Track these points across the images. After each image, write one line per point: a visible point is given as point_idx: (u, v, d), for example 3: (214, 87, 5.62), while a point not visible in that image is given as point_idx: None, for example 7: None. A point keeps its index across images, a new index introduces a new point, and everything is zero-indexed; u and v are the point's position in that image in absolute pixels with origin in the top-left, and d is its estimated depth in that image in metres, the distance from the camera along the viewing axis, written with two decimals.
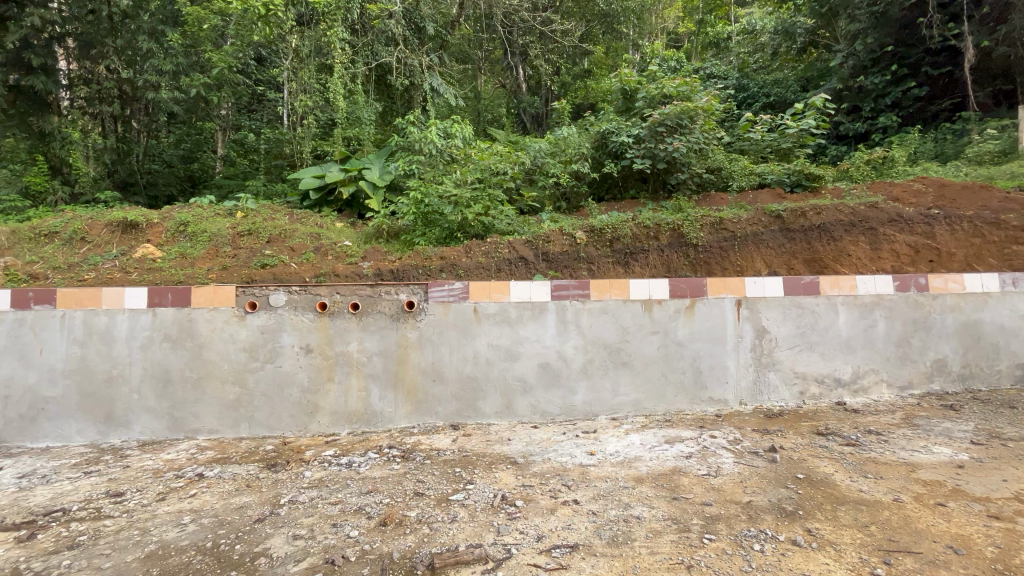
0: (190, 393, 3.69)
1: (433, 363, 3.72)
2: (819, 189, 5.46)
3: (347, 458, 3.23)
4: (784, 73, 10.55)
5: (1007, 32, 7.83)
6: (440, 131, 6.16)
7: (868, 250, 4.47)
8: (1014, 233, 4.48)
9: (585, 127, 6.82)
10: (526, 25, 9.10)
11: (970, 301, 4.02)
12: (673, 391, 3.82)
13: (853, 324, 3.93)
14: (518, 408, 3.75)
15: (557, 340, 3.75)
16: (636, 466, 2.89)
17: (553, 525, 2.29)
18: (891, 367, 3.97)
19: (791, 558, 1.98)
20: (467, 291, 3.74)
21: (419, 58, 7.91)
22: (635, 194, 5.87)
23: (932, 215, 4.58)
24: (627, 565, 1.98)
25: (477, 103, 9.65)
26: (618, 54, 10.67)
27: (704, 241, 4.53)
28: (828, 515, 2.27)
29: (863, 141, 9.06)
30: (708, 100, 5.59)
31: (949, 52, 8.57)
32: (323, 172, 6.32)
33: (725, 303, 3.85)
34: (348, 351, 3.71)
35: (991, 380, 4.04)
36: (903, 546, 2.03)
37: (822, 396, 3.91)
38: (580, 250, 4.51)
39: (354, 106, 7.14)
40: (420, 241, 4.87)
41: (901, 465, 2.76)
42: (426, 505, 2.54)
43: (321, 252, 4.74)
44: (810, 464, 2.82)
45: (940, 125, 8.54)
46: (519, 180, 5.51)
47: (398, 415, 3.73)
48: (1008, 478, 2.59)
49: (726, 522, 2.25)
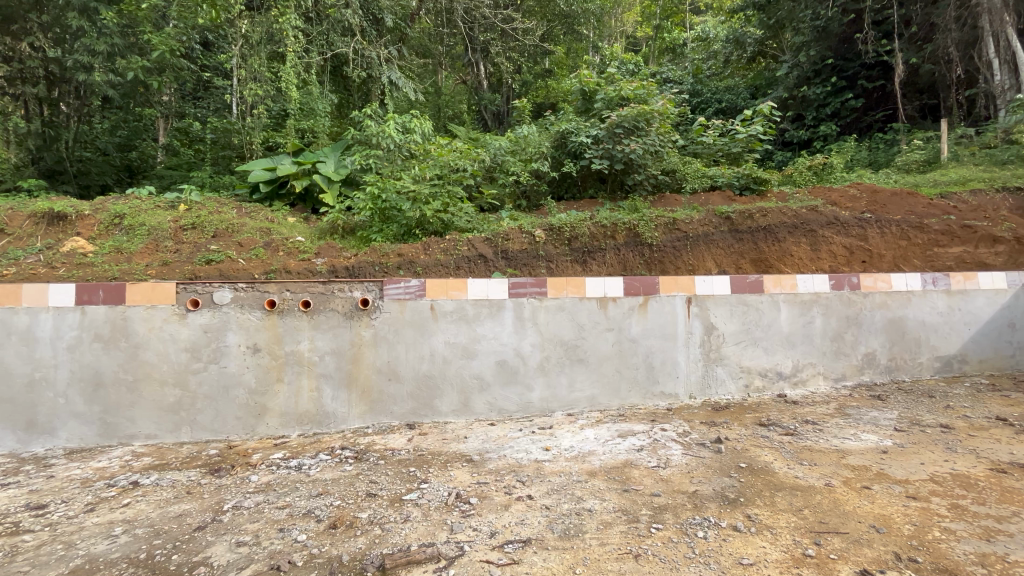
0: (124, 397, 3.46)
1: (389, 362, 3.66)
2: (765, 192, 5.75)
3: (296, 460, 3.13)
4: (735, 80, 11.02)
5: (932, 51, 8.64)
6: (398, 125, 6.03)
7: (809, 251, 4.75)
8: (934, 237, 4.90)
9: (545, 125, 6.88)
10: (488, 22, 9.02)
11: (897, 298, 4.35)
12: (626, 386, 3.92)
13: (793, 321, 4.16)
14: (476, 405, 3.75)
15: (515, 337, 3.77)
16: (590, 460, 2.95)
17: (507, 520, 2.31)
18: (827, 361, 4.24)
19: (732, 543, 2.08)
20: (423, 288, 3.69)
21: (377, 50, 7.73)
22: (594, 194, 5.96)
23: (866, 218, 4.92)
24: (578, 557, 2.01)
25: (437, 97, 9.25)
26: (578, 55, 10.79)
27: (658, 241, 4.67)
28: (766, 501, 2.41)
29: (806, 148, 9.59)
30: (664, 103, 5.77)
31: (882, 68, 9.23)
32: (274, 164, 6.13)
33: (676, 301, 3.99)
34: (299, 350, 3.59)
35: (914, 371, 4.39)
36: (832, 528, 2.17)
37: (765, 388, 4.13)
38: (539, 248, 4.55)
39: (309, 97, 6.91)
40: (376, 238, 4.74)
41: (833, 453, 2.96)
42: (379, 506, 2.50)
43: (272, 247, 4.56)
44: (752, 453, 2.97)
45: (874, 135, 9.17)
46: (479, 178, 5.49)
47: (352, 415, 3.65)
48: (924, 461, 2.81)
49: (673, 512, 2.34)
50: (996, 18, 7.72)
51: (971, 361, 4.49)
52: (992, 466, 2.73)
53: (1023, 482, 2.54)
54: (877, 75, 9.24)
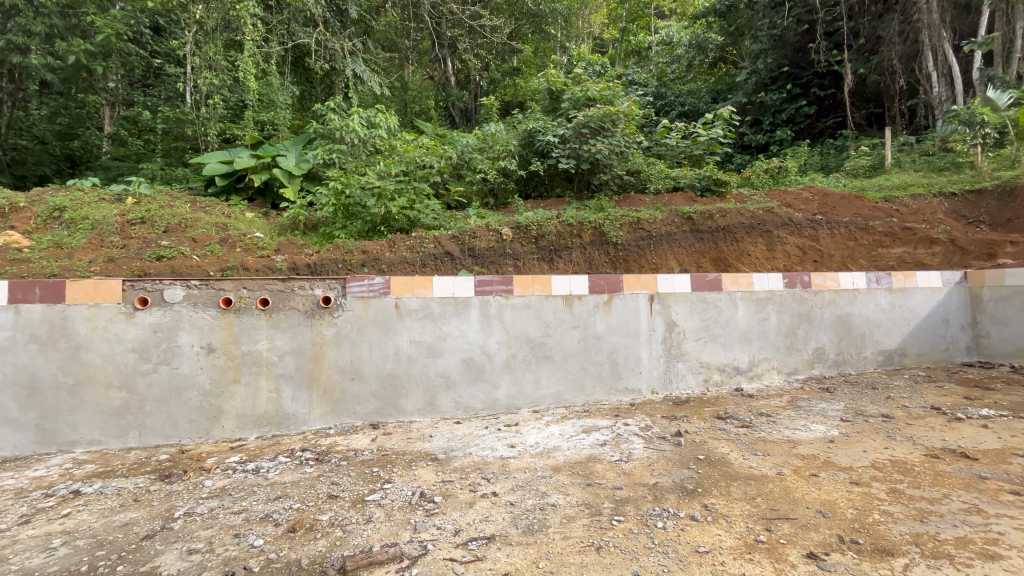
0: (64, 401, 3.26)
1: (351, 362, 3.59)
2: (725, 194, 5.95)
3: (254, 463, 3.03)
4: (697, 84, 11.34)
5: (878, 63, 9.16)
6: (363, 120, 5.90)
7: (764, 251, 4.96)
8: (877, 238, 5.23)
9: (513, 123, 6.91)
10: (455, 18, 8.84)
11: (844, 296, 4.58)
12: (591, 382, 3.98)
13: (749, 318, 4.33)
14: (442, 404, 3.72)
15: (481, 335, 3.77)
16: (554, 456, 2.99)
17: (471, 518, 2.31)
18: (780, 355, 4.43)
19: (689, 532, 2.15)
20: (388, 286, 3.63)
21: (341, 42, 7.53)
22: (561, 193, 5.99)
23: (817, 220, 5.19)
24: (541, 552, 2.03)
25: (403, 92, 9.21)
26: (546, 55, 10.82)
27: (623, 240, 4.77)
28: (722, 491, 2.50)
29: (763, 151, 10.00)
30: (629, 105, 5.89)
31: (833, 77, 9.71)
32: (231, 156, 5.91)
33: (640, 298, 4.08)
34: (257, 349, 3.47)
35: (859, 364, 4.66)
36: (783, 514, 2.28)
37: (723, 382, 4.28)
38: (506, 246, 4.56)
39: (268, 88, 6.70)
40: (340, 234, 4.66)
41: (784, 443, 3.10)
42: (341, 508, 2.46)
43: (228, 243, 4.42)
44: (710, 445, 3.08)
45: (825, 141, 9.65)
46: (446, 175, 5.47)
47: (313, 416, 3.56)
48: (867, 449, 2.99)
49: (635, 504, 2.39)
50: (935, 33, 8.38)
51: (910, 355, 4.80)
52: (927, 452, 2.93)
53: (953, 466, 2.74)
54: (829, 84, 9.72)
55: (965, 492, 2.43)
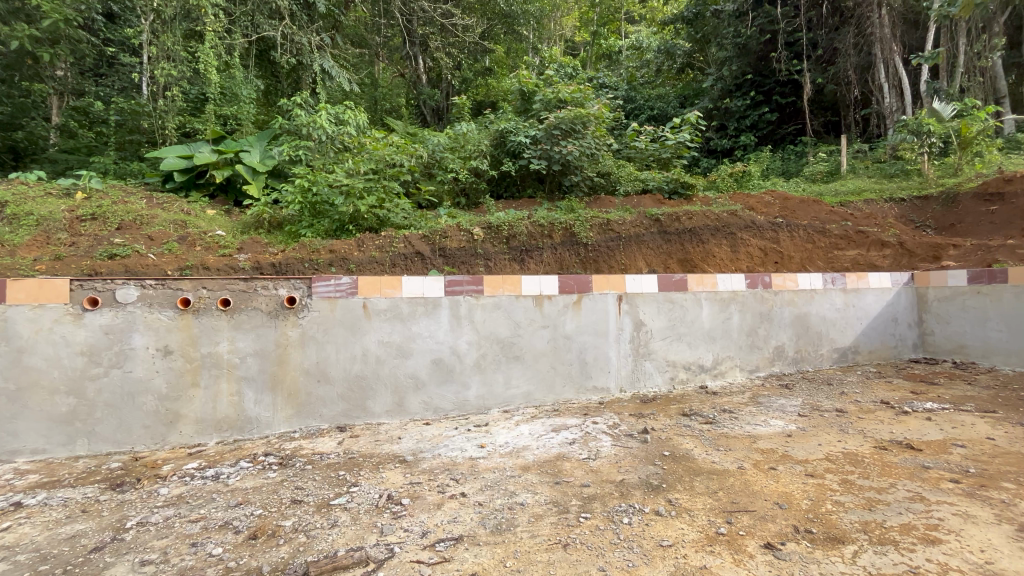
0: (4, 408, 3.06)
1: (318, 363, 3.51)
2: (692, 197, 6.12)
3: (213, 469, 2.93)
4: (665, 89, 11.61)
5: (834, 73, 9.60)
6: (331, 116, 5.77)
7: (728, 252, 5.12)
8: (834, 241, 5.49)
9: (485, 123, 6.92)
10: (426, 16, 8.81)
11: (803, 296, 4.78)
12: (561, 382, 4.02)
13: (714, 317, 4.46)
14: (411, 405, 3.68)
15: (451, 336, 3.75)
16: (523, 455, 3.01)
17: (439, 519, 2.29)
18: (742, 353, 4.58)
19: (653, 526, 2.20)
20: (356, 286, 3.57)
21: (308, 36, 7.37)
22: (532, 194, 6.03)
23: (778, 223, 5.41)
24: (509, 551, 2.04)
25: (373, 89, 9.08)
26: (518, 56, 10.80)
27: (593, 241, 4.83)
28: (686, 486, 2.57)
29: (728, 156, 10.34)
30: (599, 108, 5.99)
31: (793, 85, 10.10)
32: (191, 151, 5.71)
33: (608, 298, 4.14)
34: (217, 351, 3.35)
35: (816, 361, 4.86)
36: (742, 507, 2.36)
37: (689, 380, 4.39)
38: (477, 246, 4.55)
39: (231, 82, 6.50)
40: (306, 233, 4.59)
41: (745, 438, 3.21)
42: (305, 512, 2.40)
43: (187, 242, 4.29)
44: (675, 442, 3.17)
45: (786, 147, 10.04)
46: (417, 173, 5.42)
47: (277, 419, 3.47)
48: (822, 443, 3.13)
49: (602, 501, 2.43)
50: (886, 46, 8.89)
51: (863, 352, 5.04)
52: (876, 444, 3.09)
53: (899, 456, 2.90)
54: (789, 92, 10.12)
55: (910, 481, 2.58)
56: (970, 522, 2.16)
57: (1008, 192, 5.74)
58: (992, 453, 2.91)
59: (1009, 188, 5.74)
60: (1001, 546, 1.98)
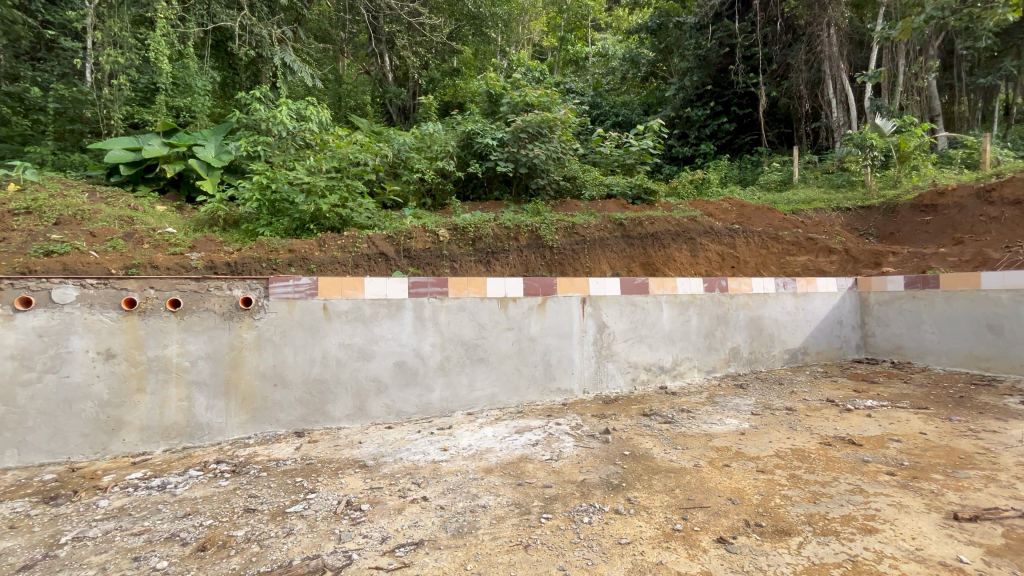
0: None
1: (274, 366, 3.40)
2: (654, 203, 6.31)
3: (160, 478, 2.78)
4: (630, 96, 11.91)
5: (788, 88, 10.10)
6: (292, 112, 5.61)
7: (688, 257, 5.29)
8: (785, 247, 5.78)
9: (452, 123, 6.90)
10: (393, 14, 8.67)
11: (756, 300, 4.99)
12: (525, 383, 4.05)
13: (673, 320, 4.59)
14: (372, 409, 3.62)
15: (414, 338, 3.70)
16: (486, 457, 3.00)
17: (399, 524, 2.26)
18: (700, 355, 4.74)
19: (613, 525, 2.25)
20: (316, 286, 3.47)
21: (268, 29, 7.14)
22: (499, 196, 6.05)
23: (734, 230, 5.64)
24: (470, 554, 2.03)
25: (337, 86, 8.94)
26: (486, 58, 10.74)
27: (559, 244, 4.89)
28: (645, 484, 2.64)
29: (688, 163, 10.76)
30: (566, 113, 6.08)
31: (750, 98, 10.58)
32: (139, 144, 5.43)
33: (573, 301, 4.20)
34: (165, 355, 3.19)
35: (769, 362, 5.09)
36: (698, 503, 2.44)
37: (649, 381, 4.51)
38: (443, 247, 4.52)
39: (185, 72, 6.23)
40: (264, 232, 4.45)
41: (702, 437, 3.32)
42: (258, 521, 2.32)
43: (134, 239, 4.10)
44: (635, 441, 3.24)
45: (743, 156, 10.52)
46: (381, 173, 5.33)
47: (230, 425, 3.33)
48: (772, 440, 3.28)
49: (563, 501, 2.46)
50: (835, 64, 9.41)
51: (811, 353, 5.31)
52: (821, 440, 3.26)
53: (842, 452, 3.07)
54: (747, 103, 10.59)
55: (851, 475, 2.73)
56: (903, 512, 2.31)
57: (941, 205, 6.17)
58: (924, 446, 3.13)
59: (942, 201, 6.17)
60: (929, 533, 2.12)
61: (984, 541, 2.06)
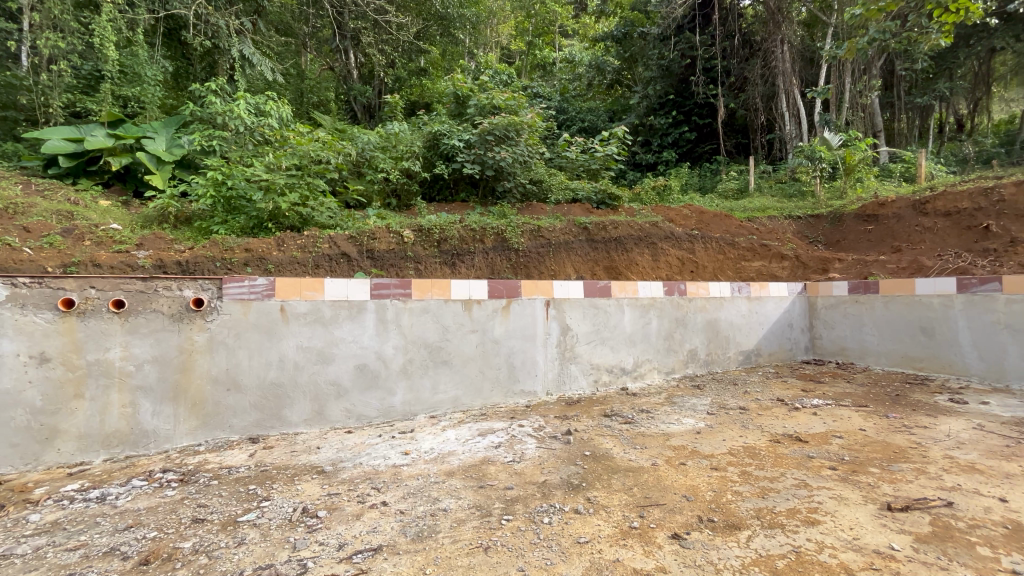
0: None
1: (227, 370, 3.27)
2: (618, 208, 6.40)
3: (99, 490, 2.62)
4: (596, 103, 12.14)
5: (745, 100, 10.55)
6: (251, 106, 5.42)
7: (650, 261, 5.44)
8: (741, 253, 6.01)
9: (418, 123, 6.84)
10: (359, 10, 8.52)
11: (713, 303, 5.17)
12: (489, 386, 4.05)
13: (634, 322, 4.71)
14: (331, 413, 3.53)
15: (376, 340, 3.64)
16: (448, 460, 2.99)
17: (357, 530, 2.22)
18: (660, 356, 4.87)
19: (572, 525, 2.28)
20: (272, 287, 3.37)
21: (225, 19, 6.85)
22: (465, 198, 6.04)
23: (693, 235, 5.84)
24: (429, 558, 2.02)
25: (299, 81, 8.87)
26: (453, 59, 10.71)
27: (524, 247, 4.92)
28: (604, 483, 2.69)
29: (651, 170, 11.10)
30: (532, 117, 6.13)
31: (709, 108, 10.99)
32: (81, 134, 5.15)
33: (537, 303, 4.23)
34: (106, 358, 3.01)
35: (724, 363, 5.29)
36: (654, 501, 2.51)
37: (611, 382, 4.60)
38: (407, 249, 4.47)
39: (133, 60, 5.92)
40: (219, 229, 4.28)
41: (660, 436, 3.42)
42: (207, 532, 2.22)
43: (73, 236, 3.87)
44: (596, 442, 3.30)
45: (702, 164, 10.91)
46: (344, 172, 5.24)
47: (178, 432, 3.18)
48: (726, 438, 3.41)
49: (524, 502, 2.48)
50: (788, 79, 9.88)
51: (764, 354, 5.55)
52: (771, 438, 3.42)
53: (790, 448, 3.23)
54: (707, 114, 10.99)
55: (797, 470, 2.88)
56: (843, 504, 2.45)
57: (881, 215, 6.58)
58: (863, 442, 3.34)
59: (882, 212, 6.59)
60: (866, 523, 2.27)
61: (913, 529, 2.22)
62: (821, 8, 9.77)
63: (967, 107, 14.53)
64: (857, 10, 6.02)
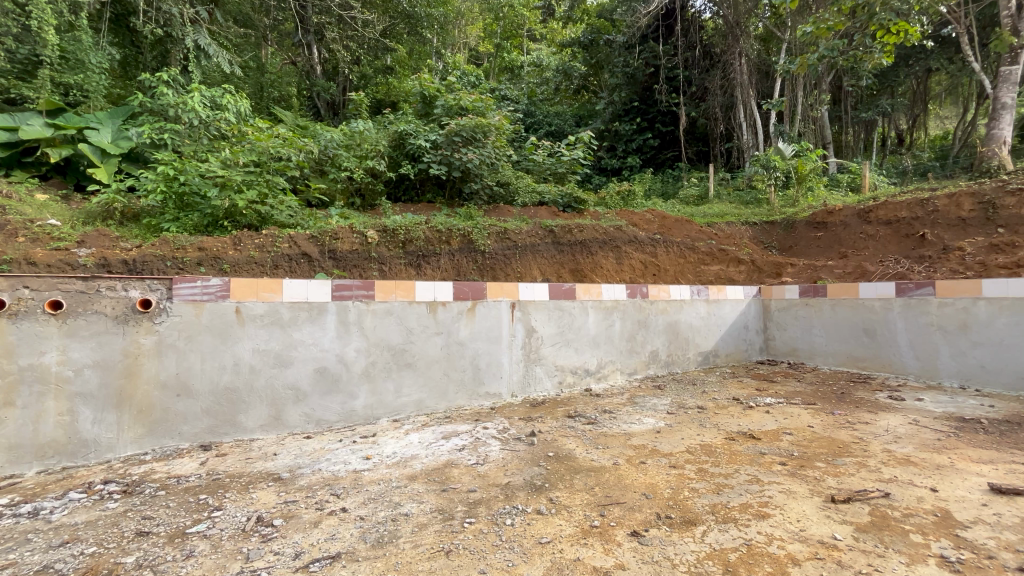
0: None
1: (177, 374, 3.12)
2: (583, 211, 6.50)
3: (31, 504, 2.45)
4: (563, 107, 12.32)
5: (705, 109, 10.94)
6: (206, 99, 5.19)
7: (614, 264, 5.54)
8: (701, 257, 6.22)
9: (384, 121, 6.75)
10: (322, 4, 8.35)
11: (673, 306, 5.33)
12: (453, 388, 4.03)
13: (598, 324, 4.79)
14: (289, 418, 3.43)
15: (337, 343, 3.56)
16: (411, 464, 2.95)
17: (315, 538, 2.16)
18: (623, 358, 4.98)
19: (534, 526, 2.30)
20: (227, 288, 3.24)
21: (179, 7, 6.55)
22: (431, 199, 6.00)
23: (655, 239, 6.02)
24: (389, 564, 1.98)
25: (258, 75, 8.59)
26: (420, 59, 10.62)
27: (490, 248, 4.92)
28: (567, 484, 2.73)
29: (616, 174, 11.34)
30: (500, 119, 6.14)
31: (672, 116, 11.35)
32: (16, 123, 4.82)
33: (502, 306, 4.24)
34: (42, 363, 2.81)
35: (684, 363, 5.45)
36: (615, 499, 2.56)
37: (575, 383, 4.66)
38: (371, 249, 4.39)
39: (76, 46, 5.58)
40: (170, 227, 4.09)
41: (621, 436, 3.49)
42: (152, 545, 2.11)
43: (6, 232, 3.63)
44: (559, 442, 3.34)
45: (665, 171, 11.24)
46: (306, 170, 5.11)
47: (122, 441, 3.01)
48: (684, 436, 3.52)
49: (486, 505, 2.48)
50: (745, 91, 10.29)
51: (721, 355, 5.75)
52: (726, 436, 3.55)
53: (743, 445, 3.36)
54: (669, 121, 11.34)
55: (750, 466, 3.00)
56: (791, 497, 2.58)
57: (830, 223, 6.94)
58: (811, 438, 3.51)
59: (831, 219, 6.94)
60: (811, 515, 2.39)
61: (854, 519, 2.35)
62: (775, 24, 10.24)
63: (907, 123, 15.54)
64: (808, 28, 6.34)
